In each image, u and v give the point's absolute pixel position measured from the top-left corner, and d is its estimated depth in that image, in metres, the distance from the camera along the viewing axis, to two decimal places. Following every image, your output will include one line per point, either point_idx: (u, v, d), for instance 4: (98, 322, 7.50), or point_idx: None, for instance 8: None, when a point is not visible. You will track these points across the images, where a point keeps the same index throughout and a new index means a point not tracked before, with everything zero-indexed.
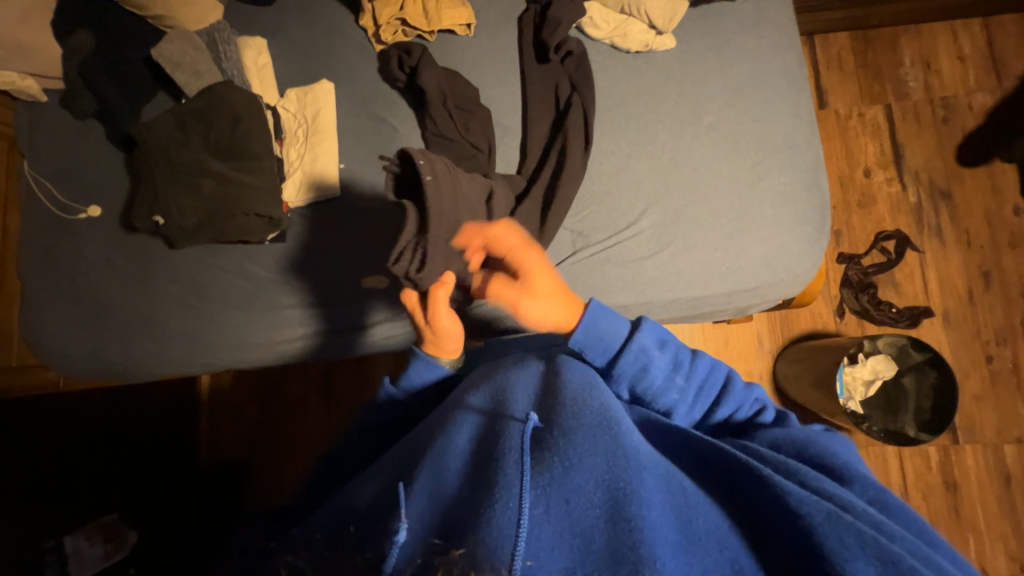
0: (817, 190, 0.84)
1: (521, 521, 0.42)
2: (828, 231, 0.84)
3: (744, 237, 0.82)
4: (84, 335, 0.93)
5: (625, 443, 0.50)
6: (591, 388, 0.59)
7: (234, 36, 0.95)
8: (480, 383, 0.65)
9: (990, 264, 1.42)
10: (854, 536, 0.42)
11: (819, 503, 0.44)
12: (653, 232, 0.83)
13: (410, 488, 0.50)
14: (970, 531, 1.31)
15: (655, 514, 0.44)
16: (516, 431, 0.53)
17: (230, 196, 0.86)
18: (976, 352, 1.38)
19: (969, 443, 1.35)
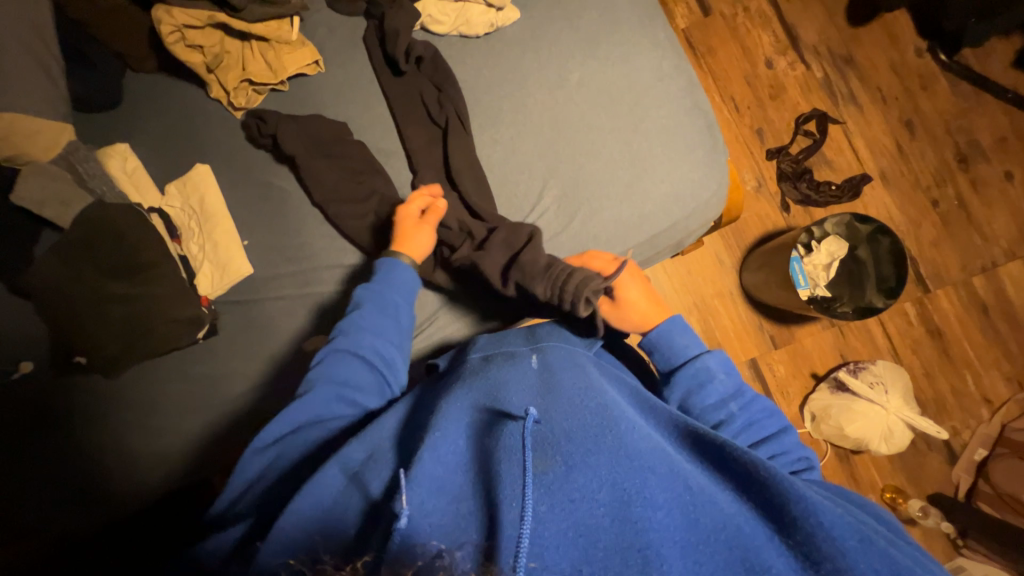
0: (700, 112, 0.85)
1: (525, 520, 0.41)
2: (723, 148, 0.85)
3: (645, 180, 0.82)
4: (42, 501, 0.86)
5: (627, 442, 0.49)
6: (588, 388, 0.58)
7: (92, 151, 0.92)
8: (477, 381, 0.64)
9: (909, 112, 1.43)
10: (873, 544, 0.44)
11: (842, 517, 0.46)
12: (557, 206, 0.83)
13: (412, 474, 0.48)
14: (964, 368, 1.35)
15: (660, 514, 0.44)
16: (514, 429, 0.51)
17: (148, 309, 0.86)
18: (922, 200, 1.40)
19: (941, 287, 1.38)
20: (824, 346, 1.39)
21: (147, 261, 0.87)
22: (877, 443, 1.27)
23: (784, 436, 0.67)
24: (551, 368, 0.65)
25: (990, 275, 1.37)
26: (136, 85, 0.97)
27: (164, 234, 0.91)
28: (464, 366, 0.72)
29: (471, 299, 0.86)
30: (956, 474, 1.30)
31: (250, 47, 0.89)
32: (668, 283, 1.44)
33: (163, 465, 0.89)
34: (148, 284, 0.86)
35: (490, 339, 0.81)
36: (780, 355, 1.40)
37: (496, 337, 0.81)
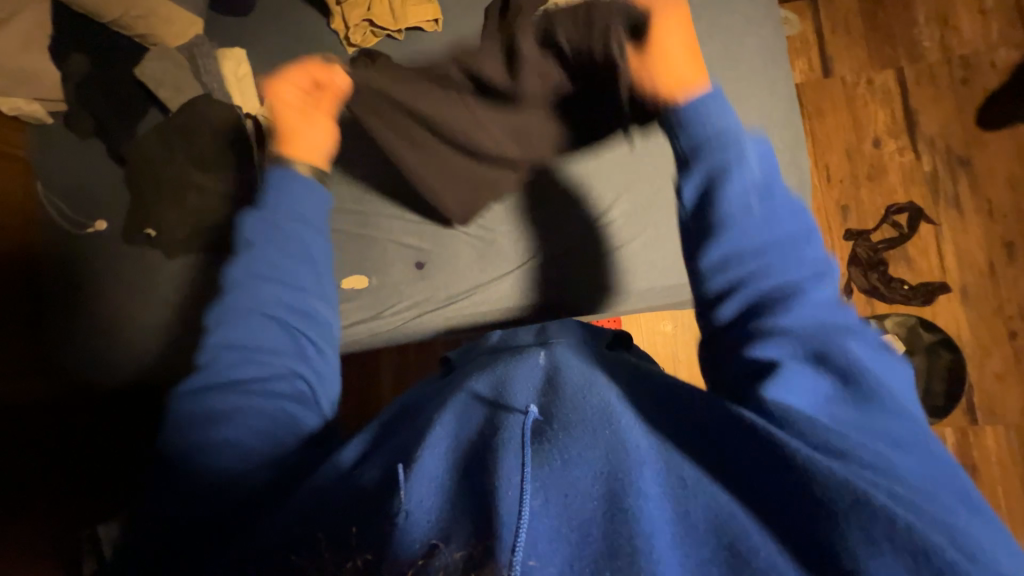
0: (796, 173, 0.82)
1: (521, 518, 0.41)
2: None
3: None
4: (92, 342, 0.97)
5: (625, 438, 0.47)
6: (589, 381, 0.56)
7: (213, 49, 0.98)
8: (484, 370, 0.63)
9: (1015, 234, 1.33)
10: (882, 525, 0.39)
11: (848, 485, 0.42)
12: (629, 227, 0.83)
13: (409, 469, 0.48)
14: (990, 513, 1.26)
15: (652, 506, 0.42)
16: (515, 423, 0.50)
17: (217, 205, 0.93)
18: (998, 329, 1.30)
19: (990, 424, 1.28)
20: None
21: (226, 162, 0.93)
22: None
23: (826, 303, 0.54)
24: (555, 359, 0.62)
25: None
26: None
27: (251, 141, 0.94)
28: (478, 359, 0.72)
29: (516, 285, 0.90)
30: None
31: None
32: None
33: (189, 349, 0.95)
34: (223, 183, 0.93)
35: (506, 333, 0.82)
36: None
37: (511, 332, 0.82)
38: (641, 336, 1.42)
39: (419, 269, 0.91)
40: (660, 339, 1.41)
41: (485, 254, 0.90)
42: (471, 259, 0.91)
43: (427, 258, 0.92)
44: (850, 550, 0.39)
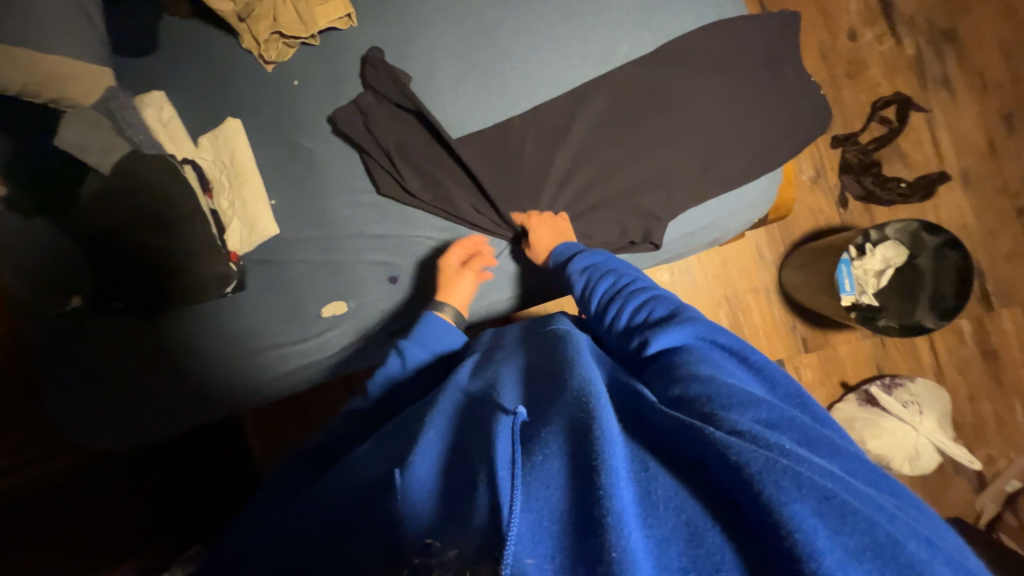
0: (772, 103, 0.72)
1: (511, 508, 0.37)
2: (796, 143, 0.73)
3: (706, 177, 0.73)
4: (101, 420, 0.92)
5: (602, 418, 0.43)
6: (572, 369, 0.53)
7: (130, 99, 0.92)
8: (475, 379, 0.62)
9: (1012, 104, 1.24)
10: (807, 489, 0.35)
11: (756, 449, 0.38)
12: (596, 194, 0.75)
13: (405, 470, 0.46)
14: (1015, 395, 1.26)
15: (625, 486, 0.38)
16: (502, 423, 0.47)
17: (187, 262, 0.88)
18: (1005, 208, 1.25)
19: (1007, 307, 1.25)
20: (860, 355, 1.32)
21: (184, 213, 0.88)
22: (900, 464, 1.20)
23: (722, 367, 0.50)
24: (546, 355, 0.61)
25: None
26: (172, 30, 0.95)
27: (195, 187, 0.91)
28: (477, 353, 0.71)
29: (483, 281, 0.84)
30: (981, 503, 1.25)
31: None
32: (699, 272, 1.38)
33: (194, 409, 0.94)
34: (185, 239, 0.88)
35: (495, 334, 0.78)
36: (810, 359, 1.34)
37: (498, 330, 0.79)
38: None
39: (393, 283, 0.89)
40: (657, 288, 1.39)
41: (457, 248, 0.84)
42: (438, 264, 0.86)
43: (399, 270, 0.90)
44: (773, 505, 0.34)
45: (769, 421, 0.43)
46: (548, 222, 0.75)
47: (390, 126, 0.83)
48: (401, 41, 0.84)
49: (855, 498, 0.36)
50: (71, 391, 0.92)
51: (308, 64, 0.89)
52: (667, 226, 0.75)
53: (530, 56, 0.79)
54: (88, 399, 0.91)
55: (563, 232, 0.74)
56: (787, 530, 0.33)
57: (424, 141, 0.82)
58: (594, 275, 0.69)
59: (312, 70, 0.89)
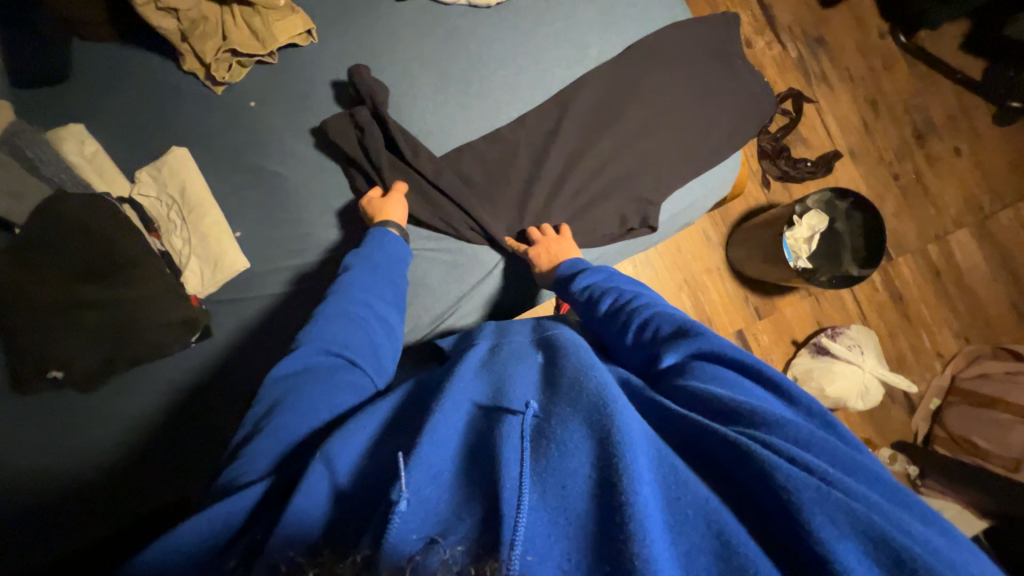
0: (728, 92, 0.81)
1: (521, 507, 0.38)
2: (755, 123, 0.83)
3: (687, 162, 0.79)
4: (30, 524, 0.74)
5: (626, 430, 0.43)
6: (588, 370, 0.52)
7: (41, 134, 0.78)
8: (479, 371, 0.59)
9: (873, 92, 1.52)
10: (840, 507, 0.35)
11: (809, 477, 0.37)
12: (594, 185, 0.79)
13: (410, 457, 0.43)
14: (921, 327, 1.50)
15: (647, 492, 0.38)
16: (515, 424, 0.47)
17: (140, 313, 0.75)
18: (885, 175, 1.51)
19: (901, 255, 1.51)
20: (803, 313, 1.49)
21: (132, 258, 0.76)
22: (855, 401, 1.38)
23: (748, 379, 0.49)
24: (558, 349, 0.61)
25: (944, 243, 1.51)
26: (86, 55, 0.83)
27: (139, 226, 0.80)
28: (478, 347, 0.68)
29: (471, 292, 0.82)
30: (915, 423, 1.47)
31: (231, 13, 0.79)
32: (659, 261, 1.48)
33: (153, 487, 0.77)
34: (136, 286, 0.75)
35: (496, 329, 0.76)
36: (765, 325, 1.49)
37: (503, 327, 0.77)
38: None
39: None
40: None
41: (457, 263, 0.82)
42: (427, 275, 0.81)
43: None
44: (816, 531, 0.35)
45: (806, 440, 0.41)
46: (554, 242, 0.76)
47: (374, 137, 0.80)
48: (371, 56, 0.83)
49: (874, 506, 0.36)
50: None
51: (266, 83, 0.83)
52: (661, 209, 0.80)
53: (506, 63, 0.83)
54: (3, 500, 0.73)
55: (567, 254, 0.76)
56: (820, 542, 0.35)
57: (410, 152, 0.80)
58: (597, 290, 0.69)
59: (272, 89, 0.83)
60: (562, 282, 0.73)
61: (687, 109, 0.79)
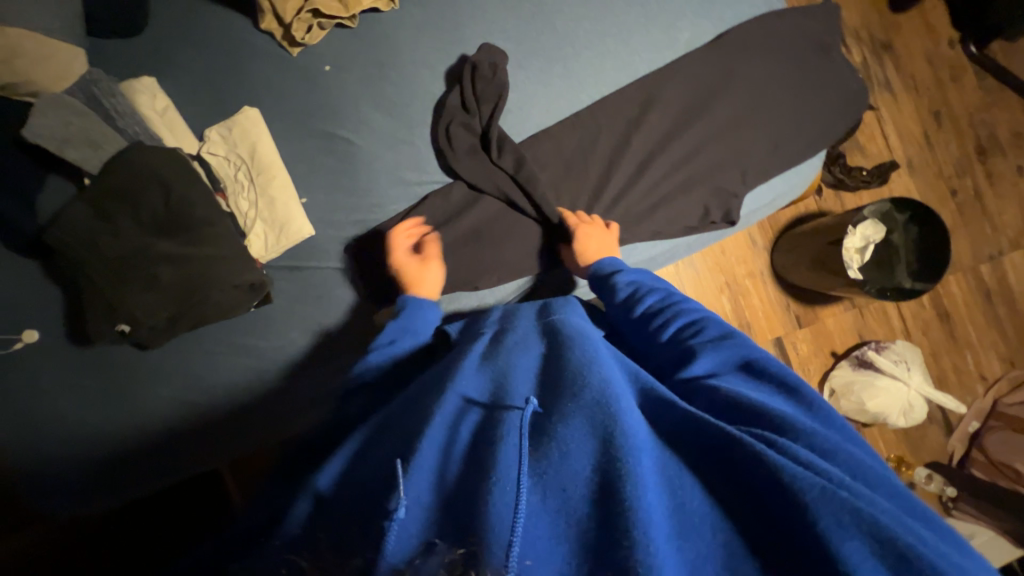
0: (816, 90, 0.82)
1: (518, 511, 0.37)
2: (840, 125, 0.82)
3: (777, 154, 0.81)
4: (87, 468, 0.79)
5: (626, 424, 0.44)
6: (590, 363, 0.52)
7: (115, 83, 0.77)
8: (480, 365, 0.59)
9: (939, 103, 1.48)
10: (848, 511, 0.35)
11: (815, 478, 0.37)
12: (678, 174, 0.80)
13: (408, 465, 0.43)
14: (966, 348, 1.47)
15: (652, 496, 0.38)
16: (513, 417, 0.47)
17: (202, 273, 0.73)
18: (943, 189, 1.47)
19: (952, 273, 1.47)
20: (845, 325, 1.46)
21: (200, 216, 0.74)
22: (896, 417, 1.35)
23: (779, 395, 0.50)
24: (559, 342, 0.60)
25: (997, 264, 1.47)
26: (161, 6, 0.81)
27: (206, 185, 0.79)
28: (481, 337, 0.67)
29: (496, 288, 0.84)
30: (951, 444, 1.44)
31: None
32: (702, 261, 1.46)
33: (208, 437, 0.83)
34: (199, 244, 0.74)
35: (504, 313, 0.76)
36: (805, 334, 1.46)
37: (509, 310, 0.77)
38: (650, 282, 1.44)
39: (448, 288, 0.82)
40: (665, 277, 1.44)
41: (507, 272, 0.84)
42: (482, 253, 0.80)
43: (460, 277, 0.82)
44: (826, 538, 0.35)
45: (827, 450, 0.42)
46: (599, 234, 0.75)
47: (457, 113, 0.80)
48: (454, 28, 0.81)
49: (880, 511, 0.37)
50: (61, 440, 0.78)
51: (342, 48, 0.81)
52: (748, 195, 0.82)
53: (592, 45, 0.82)
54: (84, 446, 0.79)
55: (609, 249, 0.74)
56: (829, 543, 0.35)
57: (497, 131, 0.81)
58: (641, 289, 0.67)
59: (348, 54, 0.81)
60: (599, 278, 0.71)
61: (771, 106, 0.80)
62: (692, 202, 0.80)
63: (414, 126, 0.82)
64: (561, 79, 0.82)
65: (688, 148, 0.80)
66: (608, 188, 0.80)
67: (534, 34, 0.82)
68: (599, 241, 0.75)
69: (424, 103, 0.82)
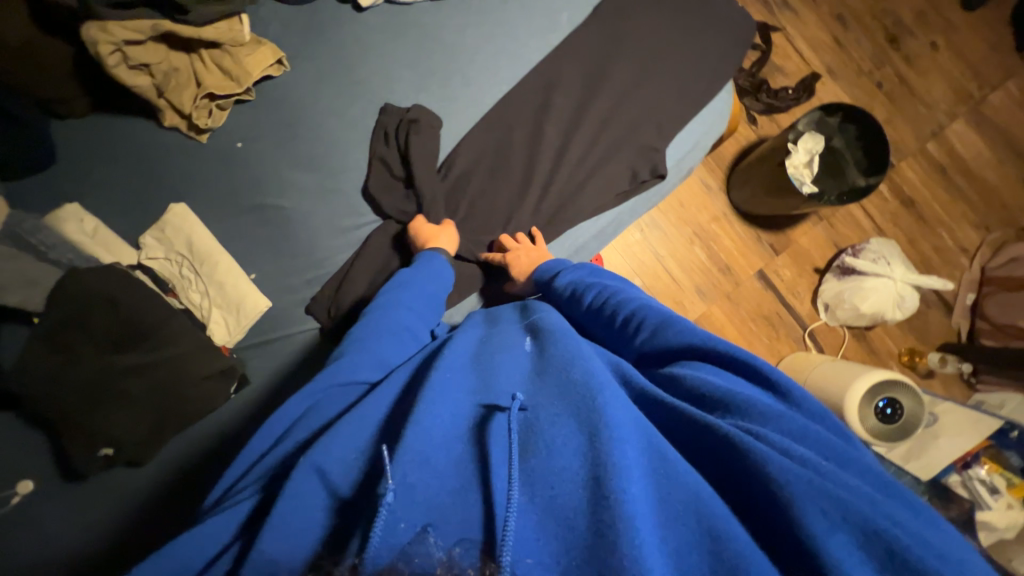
0: (702, 29, 0.84)
1: (510, 507, 0.37)
2: (735, 55, 0.85)
3: (684, 100, 0.83)
4: None
5: (612, 416, 0.42)
6: (570, 360, 0.51)
7: (39, 219, 0.78)
8: (469, 361, 0.56)
9: (838, 7, 1.52)
10: (831, 502, 0.35)
11: (801, 470, 0.36)
12: (599, 146, 0.81)
13: (395, 452, 0.41)
14: (939, 226, 1.48)
15: (638, 486, 0.37)
16: (501, 416, 0.45)
17: (171, 374, 0.74)
18: (868, 84, 1.50)
19: (902, 160, 1.49)
20: (818, 239, 1.48)
21: (154, 320, 0.75)
22: (892, 311, 1.36)
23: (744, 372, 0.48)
24: (540, 340, 0.60)
25: (942, 138, 1.50)
26: (65, 135, 0.83)
27: (156, 290, 0.80)
28: (463, 334, 0.66)
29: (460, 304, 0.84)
30: (956, 321, 1.44)
31: (202, 59, 0.79)
32: (664, 219, 1.47)
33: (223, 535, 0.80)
34: (162, 348, 0.75)
35: (486, 316, 0.75)
36: (783, 260, 1.47)
37: (491, 313, 0.76)
38: (621, 254, 1.45)
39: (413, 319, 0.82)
40: (633, 244, 1.45)
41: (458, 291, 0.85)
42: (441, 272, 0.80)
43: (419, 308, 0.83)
44: (812, 535, 0.34)
45: (800, 434, 0.41)
46: (530, 250, 0.79)
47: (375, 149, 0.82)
48: (348, 72, 0.83)
49: (861, 498, 0.36)
50: None
51: (248, 121, 0.83)
52: (669, 148, 0.84)
53: (482, 50, 0.84)
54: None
55: (542, 257, 0.78)
56: (810, 535, 0.34)
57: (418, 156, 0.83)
58: (580, 286, 0.69)
59: (255, 126, 0.83)
60: (545, 284, 0.74)
61: (665, 56, 0.83)
62: (620, 168, 0.82)
63: (338, 174, 0.83)
64: (463, 89, 0.84)
65: (600, 119, 0.81)
66: (537, 178, 0.81)
67: (425, 55, 0.84)
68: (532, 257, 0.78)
69: (340, 149, 0.83)
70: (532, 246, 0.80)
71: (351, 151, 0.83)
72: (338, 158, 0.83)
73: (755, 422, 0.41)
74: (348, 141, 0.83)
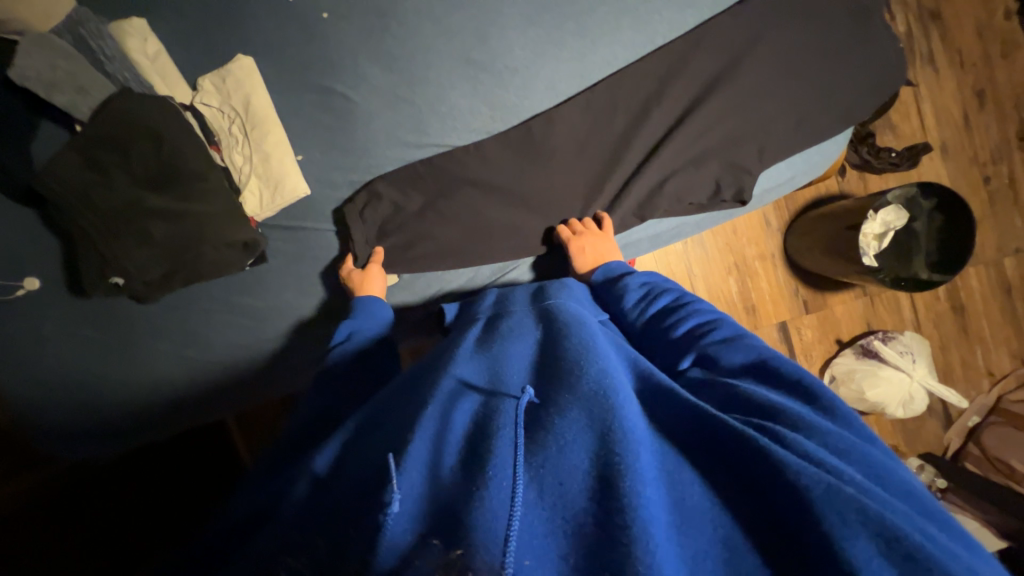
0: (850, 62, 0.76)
1: (514, 505, 0.39)
2: (868, 102, 0.77)
3: (798, 132, 0.76)
4: (96, 418, 0.83)
5: (622, 416, 0.45)
6: (584, 356, 0.54)
7: (104, 25, 0.73)
8: (474, 358, 0.62)
9: (983, 81, 1.37)
10: (856, 511, 0.36)
11: (821, 475, 0.39)
12: (689, 149, 0.76)
13: (401, 459, 0.44)
14: (978, 343, 1.43)
15: (650, 492, 0.39)
16: (510, 406, 0.51)
17: (194, 230, 0.73)
18: (975, 176, 1.39)
19: (974, 266, 1.41)
20: (854, 314, 1.43)
21: (193, 170, 0.73)
22: (894, 408, 1.34)
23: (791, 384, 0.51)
24: (552, 334, 0.62)
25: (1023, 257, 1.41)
26: None
27: (201, 138, 0.77)
28: (476, 327, 0.70)
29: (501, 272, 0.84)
30: (949, 437, 1.44)
31: None
32: (712, 241, 1.41)
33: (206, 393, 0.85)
34: (192, 200, 0.73)
35: (498, 297, 0.78)
36: (810, 320, 1.43)
37: (505, 293, 0.79)
38: (656, 260, 1.40)
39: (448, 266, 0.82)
40: (672, 256, 1.40)
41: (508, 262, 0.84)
42: (487, 221, 0.80)
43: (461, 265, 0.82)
44: (833, 537, 0.35)
45: (840, 449, 0.43)
46: (597, 239, 0.77)
47: (463, 75, 0.77)
48: None
49: (893, 514, 0.37)
50: (70, 387, 0.81)
51: None
52: (761, 172, 0.79)
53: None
54: (95, 405, 0.82)
55: (608, 253, 0.76)
56: (834, 541, 0.35)
57: (506, 94, 0.78)
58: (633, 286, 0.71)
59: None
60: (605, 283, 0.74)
61: (797, 77, 0.75)
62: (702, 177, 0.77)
63: (417, 83, 0.77)
64: (573, 37, 0.76)
65: (703, 120, 0.75)
66: (614, 160, 0.78)
67: None
68: (596, 246, 0.77)
69: (426, 59, 0.77)
70: (598, 232, 0.78)
71: (438, 65, 0.77)
72: (421, 67, 0.77)
73: (797, 432, 0.44)
74: (438, 52, 0.77)
